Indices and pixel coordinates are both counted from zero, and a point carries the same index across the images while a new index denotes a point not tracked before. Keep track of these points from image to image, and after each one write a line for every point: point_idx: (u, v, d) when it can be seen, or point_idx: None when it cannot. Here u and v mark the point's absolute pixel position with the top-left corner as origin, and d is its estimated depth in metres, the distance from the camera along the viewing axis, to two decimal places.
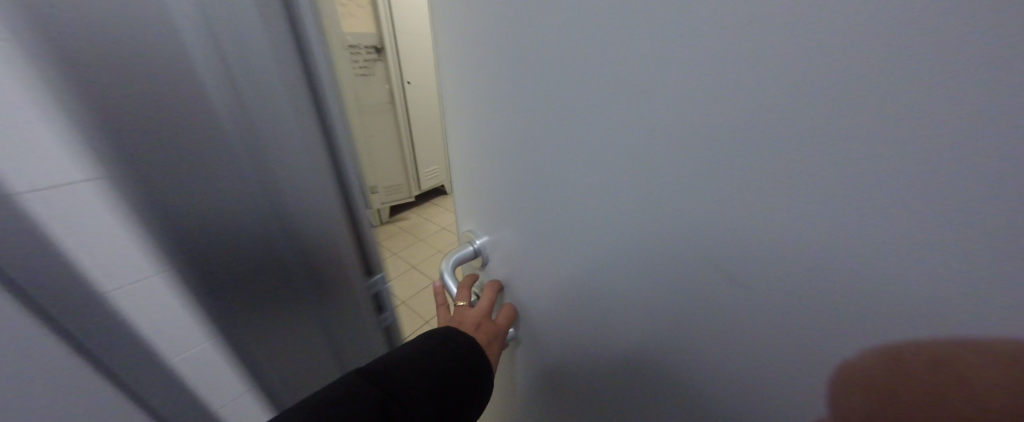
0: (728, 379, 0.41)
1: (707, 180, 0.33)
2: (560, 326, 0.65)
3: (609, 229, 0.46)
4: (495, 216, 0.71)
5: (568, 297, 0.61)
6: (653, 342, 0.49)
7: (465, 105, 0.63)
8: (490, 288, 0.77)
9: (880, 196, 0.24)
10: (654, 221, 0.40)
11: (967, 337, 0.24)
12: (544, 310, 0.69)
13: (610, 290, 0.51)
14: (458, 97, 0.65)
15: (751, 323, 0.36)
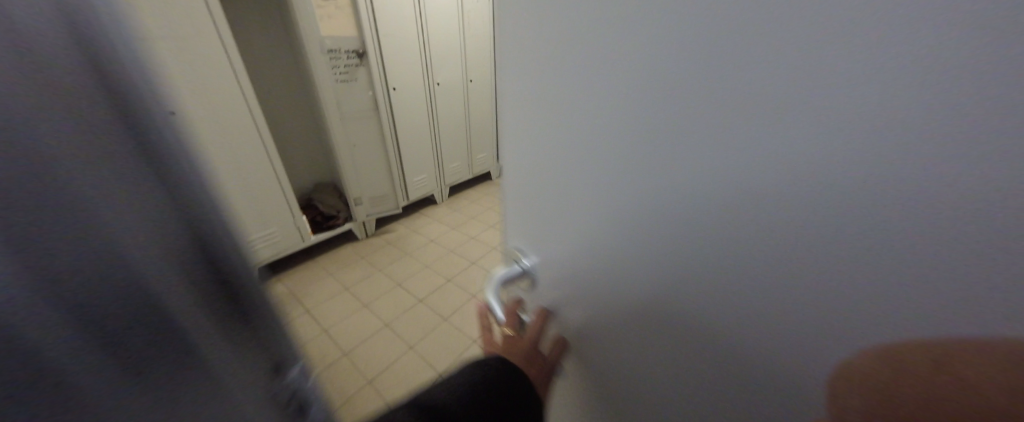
0: (695, 398, 0.34)
1: (702, 172, 0.24)
2: (609, 392, 0.44)
3: (686, 269, 0.29)
4: (560, 243, 0.40)
5: (662, 357, 0.35)
6: (665, 367, 0.35)
7: (531, 60, 0.33)
8: (540, 313, 0.46)
9: (846, 162, 0.18)
10: (683, 266, 0.29)
11: (977, 334, 0.17)
12: (612, 374, 0.42)
13: (661, 346, 0.34)
14: (533, 73, 0.34)
15: (696, 332, 0.30)
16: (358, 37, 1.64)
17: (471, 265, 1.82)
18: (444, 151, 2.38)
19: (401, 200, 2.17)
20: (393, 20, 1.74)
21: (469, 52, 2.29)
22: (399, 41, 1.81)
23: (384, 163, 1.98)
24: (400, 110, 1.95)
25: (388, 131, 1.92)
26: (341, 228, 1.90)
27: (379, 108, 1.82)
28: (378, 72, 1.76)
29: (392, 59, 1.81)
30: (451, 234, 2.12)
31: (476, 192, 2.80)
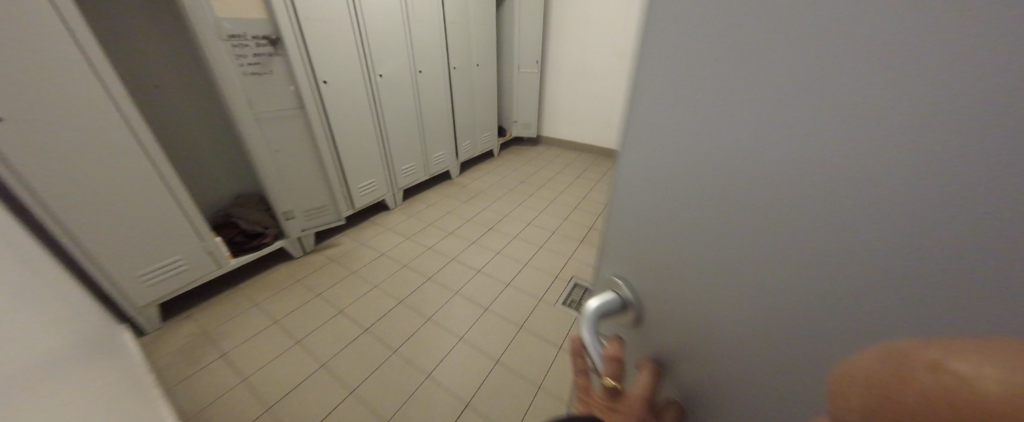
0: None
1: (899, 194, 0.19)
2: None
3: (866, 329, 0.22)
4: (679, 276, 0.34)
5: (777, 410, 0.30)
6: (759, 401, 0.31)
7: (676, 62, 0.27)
8: (649, 365, 0.38)
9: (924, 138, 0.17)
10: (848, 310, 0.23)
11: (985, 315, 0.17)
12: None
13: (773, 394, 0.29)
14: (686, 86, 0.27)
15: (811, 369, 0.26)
16: (272, 20, 1.38)
17: (427, 281, 1.63)
18: (393, 151, 2.16)
19: (344, 210, 1.92)
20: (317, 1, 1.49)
21: (414, 40, 2.07)
22: (327, 26, 1.56)
23: (320, 170, 1.72)
24: (337, 108, 1.71)
25: (322, 132, 1.67)
26: (271, 247, 1.63)
27: (307, 105, 1.56)
28: (302, 63, 1.51)
29: (321, 47, 1.56)
30: (404, 245, 1.91)
31: (433, 194, 2.59)
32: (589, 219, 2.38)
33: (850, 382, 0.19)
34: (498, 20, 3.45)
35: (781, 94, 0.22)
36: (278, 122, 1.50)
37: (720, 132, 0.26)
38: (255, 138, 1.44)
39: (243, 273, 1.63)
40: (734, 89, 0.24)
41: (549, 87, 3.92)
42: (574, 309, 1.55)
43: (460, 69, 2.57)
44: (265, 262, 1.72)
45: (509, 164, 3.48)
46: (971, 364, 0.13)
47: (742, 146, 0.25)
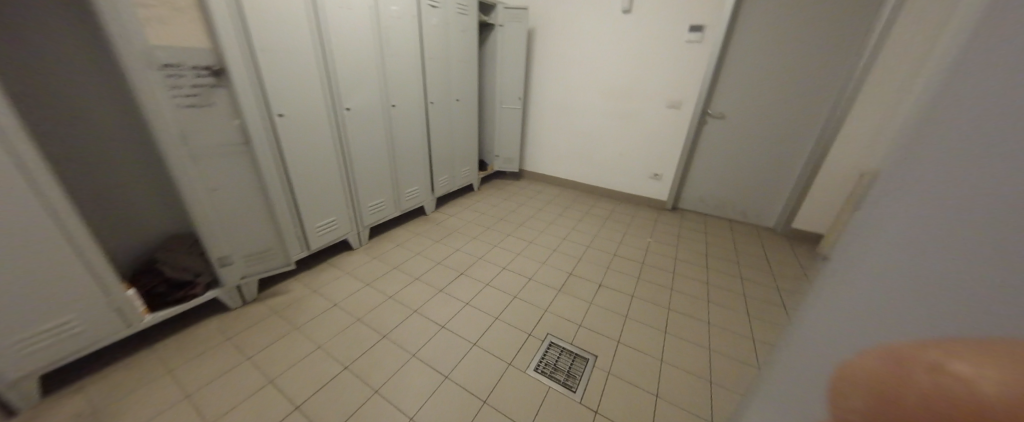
0: None
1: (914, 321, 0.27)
2: None
3: None
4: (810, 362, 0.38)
5: None
6: None
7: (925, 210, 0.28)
8: None
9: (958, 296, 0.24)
10: None
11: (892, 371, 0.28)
12: None
13: None
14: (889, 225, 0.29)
15: None
16: (218, 50, 1.30)
17: (383, 339, 1.49)
18: (361, 188, 2.06)
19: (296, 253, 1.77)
20: (277, 34, 1.45)
21: (387, 77, 2.05)
22: (288, 59, 1.52)
23: (268, 210, 1.59)
24: (293, 142, 1.63)
25: (273, 168, 1.57)
26: (201, 299, 1.46)
27: (252, 140, 1.45)
28: (251, 95, 1.42)
29: (278, 80, 1.51)
30: (364, 295, 1.76)
31: (404, 234, 2.49)
32: (567, 263, 2.29)
33: (865, 373, 0.30)
34: (480, 58, 3.50)
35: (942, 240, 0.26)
36: (217, 158, 1.38)
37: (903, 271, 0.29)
38: (188, 176, 1.31)
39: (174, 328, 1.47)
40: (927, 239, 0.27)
41: (531, 123, 3.94)
42: (547, 374, 1.42)
43: (438, 104, 2.57)
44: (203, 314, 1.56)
45: (488, 199, 3.41)
46: (960, 367, 0.21)
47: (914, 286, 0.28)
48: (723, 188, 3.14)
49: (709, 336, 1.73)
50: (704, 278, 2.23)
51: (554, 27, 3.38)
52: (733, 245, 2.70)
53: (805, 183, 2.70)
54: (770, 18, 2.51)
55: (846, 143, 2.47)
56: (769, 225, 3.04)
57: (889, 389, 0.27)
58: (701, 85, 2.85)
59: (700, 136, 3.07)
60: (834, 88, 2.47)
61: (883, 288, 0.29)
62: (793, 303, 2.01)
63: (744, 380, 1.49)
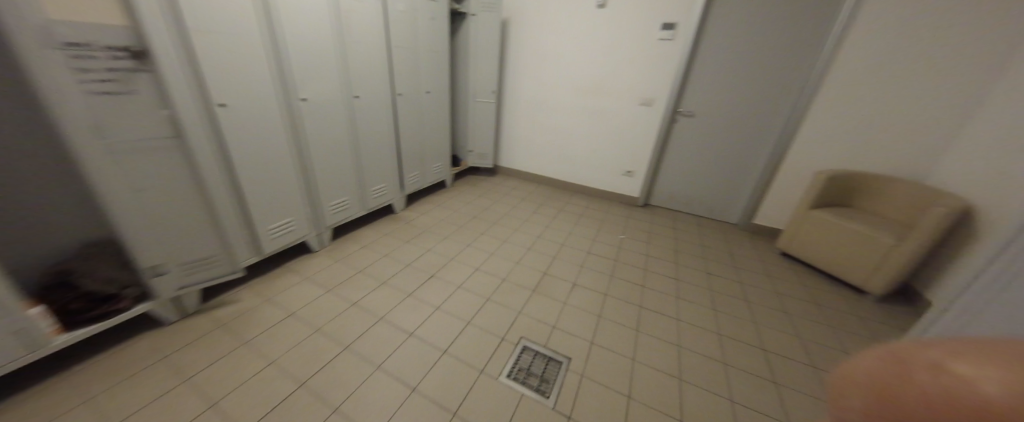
0: None
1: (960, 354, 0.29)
2: None
3: None
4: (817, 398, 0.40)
5: None
6: None
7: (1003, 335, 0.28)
8: None
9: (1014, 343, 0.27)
10: None
11: (882, 364, 0.33)
12: None
13: None
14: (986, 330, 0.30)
15: None
16: (138, 31, 1.22)
17: (344, 351, 1.45)
18: (319, 186, 2.08)
19: (245, 258, 1.75)
20: (219, 23, 1.41)
21: (349, 70, 2.05)
22: (230, 48, 1.47)
23: (210, 211, 1.54)
24: (237, 136, 1.58)
25: (215, 162, 1.52)
26: (129, 314, 1.36)
27: (184, 129, 1.38)
28: (182, 83, 1.35)
29: (218, 68, 1.45)
30: (323, 302, 1.72)
31: (371, 234, 2.49)
32: (540, 262, 2.28)
33: (859, 381, 0.35)
34: (452, 49, 3.36)
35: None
36: (146, 150, 1.30)
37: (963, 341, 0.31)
38: (108, 171, 1.21)
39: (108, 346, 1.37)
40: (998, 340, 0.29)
41: (505, 117, 3.87)
42: (520, 380, 1.41)
43: (406, 95, 2.60)
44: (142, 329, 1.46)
45: (461, 196, 3.35)
46: (961, 365, 0.25)
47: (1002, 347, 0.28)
48: (691, 185, 3.24)
49: (678, 333, 1.77)
50: (673, 274, 2.29)
51: (529, 20, 3.30)
52: (699, 241, 2.79)
53: (765, 181, 2.83)
54: (737, 18, 2.58)
55: (804, 143, 2.61)
56: (732, 221, 3.17)
57: (885, 389, 0.31)
58: (672, 84, 2.90)
59: (670, 135, 3.13)
60: (793, 90, 2.58)
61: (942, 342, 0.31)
62: (753, 296, 2.12)
63: (710, 376, 1.54)
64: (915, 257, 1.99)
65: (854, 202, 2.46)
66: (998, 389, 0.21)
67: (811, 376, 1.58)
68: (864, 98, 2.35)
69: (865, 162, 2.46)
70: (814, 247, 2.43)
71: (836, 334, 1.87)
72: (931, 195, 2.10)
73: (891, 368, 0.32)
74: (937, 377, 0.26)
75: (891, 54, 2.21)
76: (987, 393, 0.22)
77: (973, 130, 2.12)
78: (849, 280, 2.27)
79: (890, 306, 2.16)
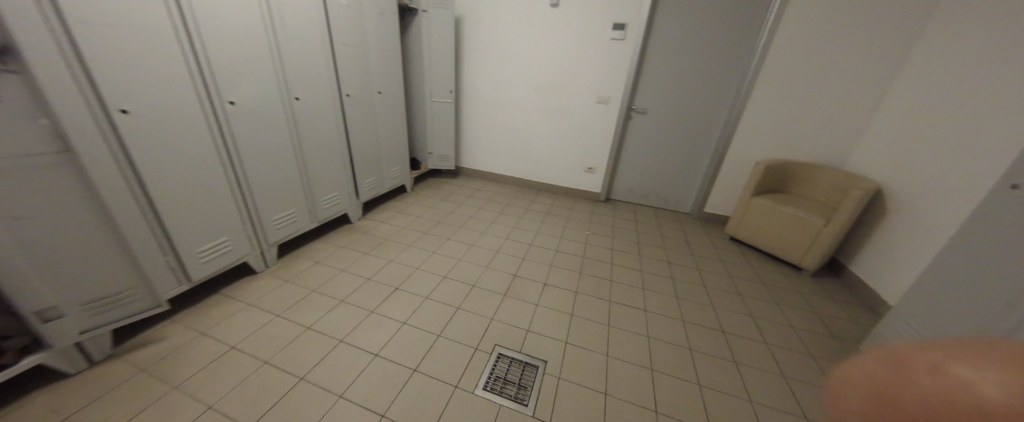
0: None
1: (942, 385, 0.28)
2: None
3: None
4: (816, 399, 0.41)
5: None
6: None
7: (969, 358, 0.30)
8: None
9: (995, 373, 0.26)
10: None
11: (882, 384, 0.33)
12: None
13: None
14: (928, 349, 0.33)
15: None
16: (0, 26, 1.08)
17: (300, 382, 1.40)
18: (258, 201, 1.97)
19: (169, 290, 1.64)
20: (120, 30, 1.32)
21: (285, 70, 1.95)
22: (134, 50, 1.37)
23: (121, 243, 1.44)
24: (149, 151, 1.46)
25: (121, 182, 1.40)
26: (18, 368, 1.24)
27: (71, 140, 1.24)
28: (71, 89, 1.23)
29: (118, 73, 1.33)
30: (270, 329, 1.65)
31: (326, 247, 2.36)
32: (509, 264, 2.25)
33: (858, 396, 0.35)
34: (403, 47, 3.21)
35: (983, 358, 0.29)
36: (23, 168, 1.18)
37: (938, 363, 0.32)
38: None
39: (14, 413, 1.24)
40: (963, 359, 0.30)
41: (464, 117, 3.78)
42: (497, 391, 1.40)
43: (356, 97, 2.48)
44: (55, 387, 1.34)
45: (423, 201, 3.23)
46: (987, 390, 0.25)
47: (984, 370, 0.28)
48: (647, 179, 3.39)
49: (646, 324, 1.83)
50: (638, 266, 2.37)
51: (483, 18, 3.23)
52: (658, 232, 2.93)
53: (711, 174, 3.04)
54: (680, 19, 2.72)
55: (744, 135, 2.82)
56: (686, 210, 3.37)
57: (895, 400, 0.31)
58: (625, 82, 3.00)
59: (626, 131, 3.24)
60: (734, 85, 2.79)
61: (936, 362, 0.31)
62: (709, 281, 2.26)
63: (678, 363, 1.60)
64: (839, 234, 2.23)
65: (788, 188, 2.70)
66: (1003, 392, 0.25)
67: (765, 352, 1.70)
68: (792, 92, 2.59)
69: (796, 151, 2.72)
70: (758, 231, 2.64)
71: (782, 310, 2.04)
72: (850, 178, 2.37)
73: (891, 365, 0.35)
74: (934, 378, 0.29)
75: (813, 52, 2.46)
76: (989, 396, 0.25)
77: (879, 119, 2.42)
78: (787, 259, 2.49)
79: (822, 279, 2.42)
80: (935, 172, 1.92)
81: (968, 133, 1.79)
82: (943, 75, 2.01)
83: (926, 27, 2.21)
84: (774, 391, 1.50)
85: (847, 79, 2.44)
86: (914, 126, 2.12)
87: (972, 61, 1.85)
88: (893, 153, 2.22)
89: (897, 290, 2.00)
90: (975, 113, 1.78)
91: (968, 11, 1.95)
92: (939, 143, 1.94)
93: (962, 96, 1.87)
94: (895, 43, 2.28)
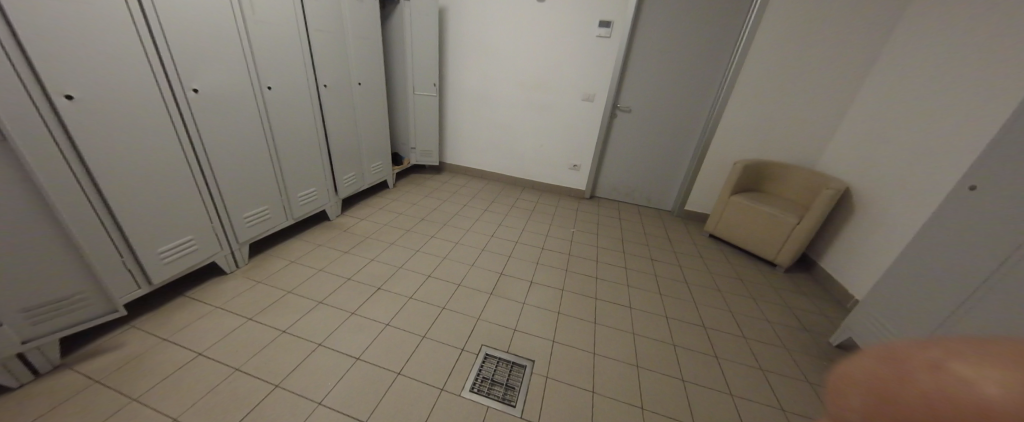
0: None
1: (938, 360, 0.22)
2: None
3: None
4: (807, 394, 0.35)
5: None
6: None
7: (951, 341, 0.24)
8: None
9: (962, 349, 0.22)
10: None
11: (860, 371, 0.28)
12: None
13: None
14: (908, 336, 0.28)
15: None
16: None
17: (277, 388, 1.33)
18: (227, 198, 1.85)
19: (126, 294, 1.51)
20: (63, 6, 1.19)
21: (255, 55, 1.83)
22: (79, 29, 1.24)
23: (69, 243, 1.31)
24: (98, 141, 1.34)
25: (65, 175, 1.27)
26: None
27: (2, 128, 1.11)
28: (3, 70, 1.10)
29: (60, 53, 1.21)
30: (242, 333, 1.55)
31: (303, 245, 2.26)
32: (496, 263, 2.22)
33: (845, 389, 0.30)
34: (385, 37, 3.09)
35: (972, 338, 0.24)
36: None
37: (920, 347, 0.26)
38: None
39: None
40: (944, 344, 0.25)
41: (448, 112, 3.70)
42: (484, 392, 1.38)
43: (333, 87, 2.37)
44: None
45: (405, 197, 3.15)
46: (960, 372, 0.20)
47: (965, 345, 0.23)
48: (631, 177, 3.43)
49: (632, 321, 1.85)
50: (622, 263, 2.40)
51: (469, 10, 3.15)
52: (642, 230, 2.97)
53: (692, 172, 3.11)
54: (663, 18, 2.75)
55: (724, 135, 2.90)
56: (668, 208, 3.44)
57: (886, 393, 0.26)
58: (611, 80, 3.01)
59: (611, 129, 3.27)
60: (714, 85, 2.86)
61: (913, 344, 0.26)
62: (691, 277, 2.31)
63: (663, 359, 1.62)
64: (811, 231, 2.34)
65: (764, 187, 2.81)
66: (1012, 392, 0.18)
67: (744, 347, 1.76)
68: (769, 94, 2.68)
69: (772, 151, 2.82)
70: (734, 228, 2.73)
71: (759, 305, 2.11)
72: (821, 177, 2.48)
73: (888, 362, 0.27)
74: (930, 373, 0.22)
75: (789, 55, 2.55)
76: (989, 392, 0.18)
77: (848, 121, 2.54)
78: (763, 255, 2.59)
79: (794, 275, 2.53)
80: (893, 173, 2.06)
81: (930, 136, 1.91)
82: (907, 80, 2.13)
83: (891, 36, 2.33)
84: (753, 385, 1.55)
85: (819, 83, 2.55)
86: (880, 129, 2.23)
87: (934, 67, 1.97)
88: (861, 154, 2.34)
89: (864, 284, 2.11)
90: (937, 118, 1.90)
91: (931, 20, 2.06)
92: (903, 146, 2.05)
93: (925, 100, 1.98)
94: (863, 49, 2.40)
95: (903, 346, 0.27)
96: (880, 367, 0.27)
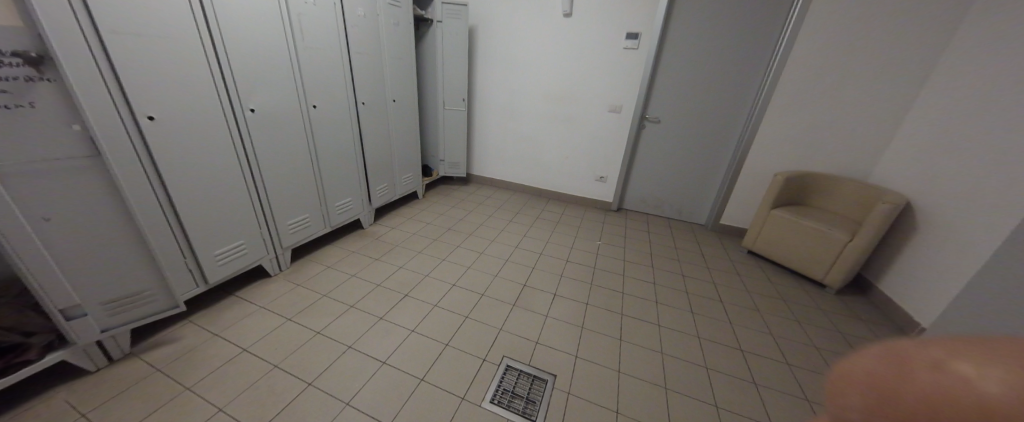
0: None
1: (907, 370, 0.26)
2: None
3: None
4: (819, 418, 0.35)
5: None
6: None
7: (932, 354, 0.26)
8: None
9: (964, 355, 0.24)
10: None
11: (869, 375, 0.29)
12: None
13: None
14: (896, 347, 0.29)
15: None
16: (41, 40, 1.16)
17: (309, 386, 1.41)
18: (274, 207, 2.02)
19: (186, 291, 1.68)
20: (150, 40, 1.39)
21: (304, 78, 2.02)
22: (162, 61, 1.44)
23: (143, 243, 1.48)
24: (173, 157, 1.53)
25: (142, 184, 1.45)
26: (40, 365, 1.29)
27: (101, 144, 1.31)
28: (104, 98, 1.31)
29: (149, 82, 1.42)
30: (280, 332, 1.67)
31: (338, 252, 2.39)
32: (520, 274, 2.23)
33: (846, 392, 0.31)
34: (418, 56, 3.28)
35: (955, 344, 0.26)
36: (52, 169, 1.23)
37: (907, 348, 0.28)
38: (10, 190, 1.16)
39: (41, 405, 1.30)
40: (924, 349, 0.27)
41: (477, 125, 3.82)
42: (504, 404, 1.38)
43: (371, 105, 2.54)
44: (77, 382, 1.39)
45: (434, 207, 3.26)
46: (970, 367, 0.22)
47: (973, 349, 0.25)
48: (661, 188, 3.33)
49: (659, 339, 1.77)
50: (650, 278, 2.32)
51: (498, 28, 3.28)
52: (673, 244, 2.86)
53: (728, 185, 2.96)
54: (693, 29, 2.71)
55: (762, 146, 2.74)
56: (701, 222, 3.29)
57: (885, 390, 0.27)
58: (638, 92, 2.98)
59: (639, 141, 3.21)
60: (750, 94, 2.74)
61: (910, 347, 0.28)
62: (725, 295, 2.19)
63: (693, 382, 1.53)
64: (865, 250, 2.13)
65: (809, 200, 2.61)
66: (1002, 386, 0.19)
67: (786, 372, 1.63)
68: (812, 102, 2.52)
69: (818, 162, 2.62)
70: (774, 246, 2.55)
71: (803, 328, 1.95)
72: (874, 191, 2.28)
73: (888, 362, 0.28)
74: (932, 373, 0.23)
75: (833, 61, 2.39)
76: (989, 390, 0.20)
77: (905, 130, 2.32)
78: (810, 274, 2.39)
79: (846, 297, 2.31)
80: (959, 188, 1.87)
81: (1004, 144, 1.71)
82: (975, 84, 1.93)
83: (952, 39, 2.14)
84: (797, 415, 1.42)
85: (869, 91, 2.37)
86: (944, 138, 2.03)
87: (1005, 70, 1.78)
88: (923, 166, 2.12)
89: (930, 310, 1.89)
90: (1007, 126, 1.71)
91: (1001, 18, 1.87)
92: (972, 155, 1.84)
93: (993, 107, 1.80)
94: (920, 52, 2.21)
95: (901, 342, 0.28)
96: (880, 367, 0.28)
